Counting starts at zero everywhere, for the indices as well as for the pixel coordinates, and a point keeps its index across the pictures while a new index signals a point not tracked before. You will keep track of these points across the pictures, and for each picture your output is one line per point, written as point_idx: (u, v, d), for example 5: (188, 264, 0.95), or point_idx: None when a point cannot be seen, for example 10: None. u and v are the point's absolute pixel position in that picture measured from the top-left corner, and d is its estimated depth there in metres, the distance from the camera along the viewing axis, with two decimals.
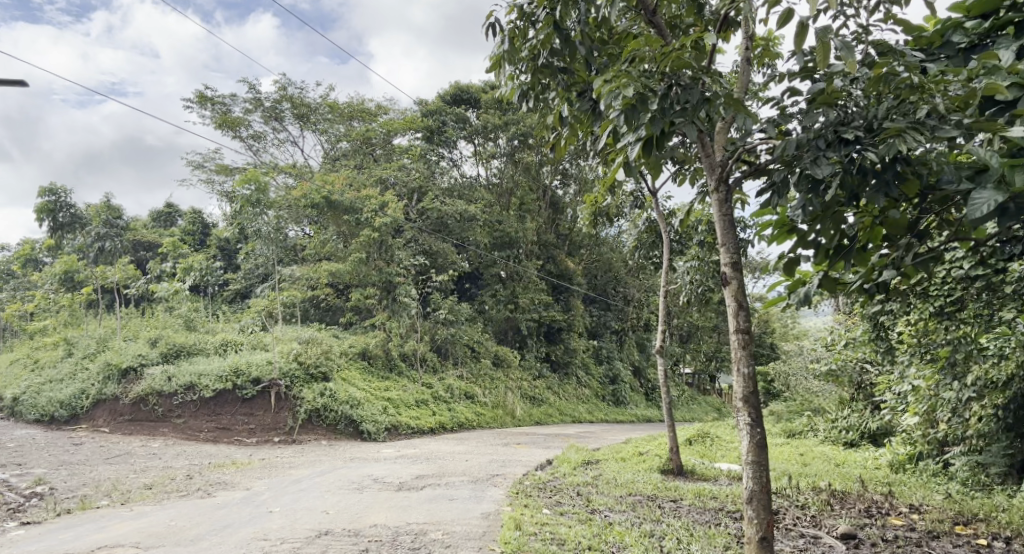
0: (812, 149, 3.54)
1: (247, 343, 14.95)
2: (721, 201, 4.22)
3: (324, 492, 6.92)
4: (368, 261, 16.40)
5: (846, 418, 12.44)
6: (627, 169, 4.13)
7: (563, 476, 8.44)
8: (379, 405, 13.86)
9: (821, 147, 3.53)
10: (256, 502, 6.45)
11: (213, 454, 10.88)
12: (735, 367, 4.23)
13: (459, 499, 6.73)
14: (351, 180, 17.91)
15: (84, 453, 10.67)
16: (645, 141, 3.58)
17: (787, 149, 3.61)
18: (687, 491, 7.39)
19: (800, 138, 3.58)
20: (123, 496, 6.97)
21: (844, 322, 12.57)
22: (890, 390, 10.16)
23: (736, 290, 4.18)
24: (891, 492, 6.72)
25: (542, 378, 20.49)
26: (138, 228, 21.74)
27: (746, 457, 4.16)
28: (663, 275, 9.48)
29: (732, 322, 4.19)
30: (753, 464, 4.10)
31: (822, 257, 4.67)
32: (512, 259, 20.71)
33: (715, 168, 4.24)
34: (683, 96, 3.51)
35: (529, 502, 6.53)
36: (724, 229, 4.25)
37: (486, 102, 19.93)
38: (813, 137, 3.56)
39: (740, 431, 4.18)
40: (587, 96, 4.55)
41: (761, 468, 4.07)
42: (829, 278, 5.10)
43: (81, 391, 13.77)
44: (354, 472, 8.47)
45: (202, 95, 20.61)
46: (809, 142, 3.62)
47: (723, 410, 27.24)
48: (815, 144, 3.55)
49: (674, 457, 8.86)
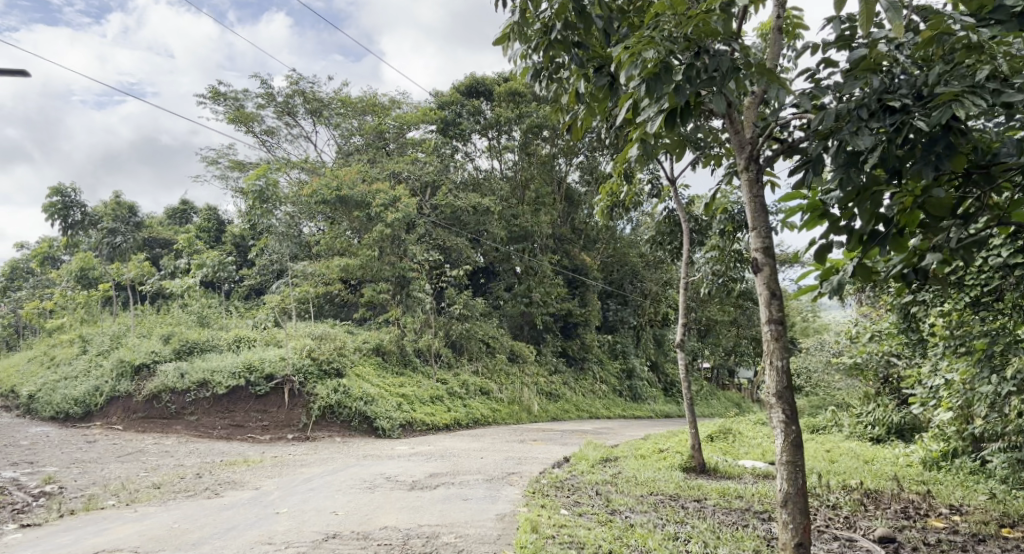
0: (854, 118, 3.25)
1: (260, 339, 14.80)
2: (751, 182, 3.92)
3: (334, 491, 6.71)
4: (380, 257, 16.17)
5: (871, 413, 12.05)
6: (645, 147, 3.87)
7: (581, 474, 8.19)
8: (394, 401, 13.69)
9: (864, 116, 3.24)
10: (264, 503, 6.26)
11: (225, 451, 10.74)
12: (767, 360, 3.94)
13: (474, 499, 6.49)
14: (364, 174, 17.74)
15: (97, 450, 10.58)
16: (668, 113, 3.33)
17: (826, 120, 3.32)
18: (711, 490, 7.11)
19: (841, 108, 3.29)
20: (130, 496, 6.82)
21: (870, 315, 12.17)
22: (920, 384, 9.78)
23: (768, 278, 3.89)
24: (927, 492, 6.41)
25: (558, 374, 20.22)
26: (154, 225, 21.73)
27: (780, 458, 3.88)
28: (682, 267, 9.13)
29: (764, 311, 3.91)
30: (788, 465, 3.82)
31: (854, 243, 4.34)
32: (527, 252, 20.42)
33: (743, 146, 3.96)
34: (712, 64, 3.23)
35: (546, 502, 6.28)
36: (754, 212, 3.96)
37: (500, 94, 19.67)
38: (856, 106, 3.27)
39: (773, 428, 3.90)
40: (604, 71, 4.28)
41: (796, 469, 3.79)
42: (863, 267, 4.79)
43: (95, 388, 13.73)
44: (366, 469, 8.26)
45: (215, 91, 20.55)
46: (850, 113, 3.33)
47: (743, 405, 26.81)
48: (857, 114, 3.26)
49: (696, 454, 8.59)
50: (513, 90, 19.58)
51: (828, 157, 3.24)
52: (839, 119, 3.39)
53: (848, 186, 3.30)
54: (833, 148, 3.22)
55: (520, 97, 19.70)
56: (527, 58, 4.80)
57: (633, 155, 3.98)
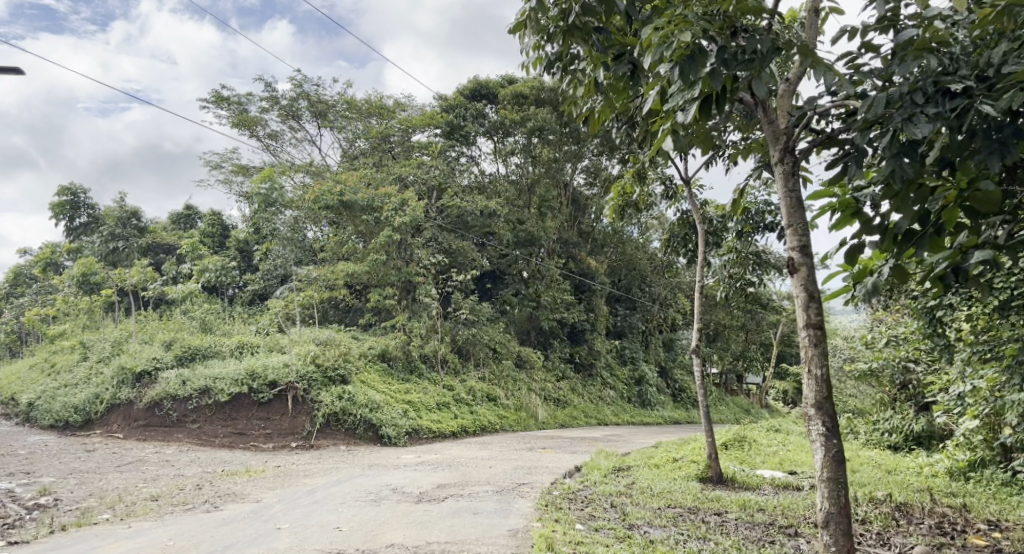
0: (907, 104, 3.05)
1: (263, 345, 14.56)
2: (786, 175, 3.68)
3: (338, 505, 6.43)
4: (386, 262, 16.06)
5: (889, 420, 11.71)
6: (674, 139, 3.64)
7: (594, 485, 7.89)
8: (400, 408, 13.41)
9: (919, 102, 3.04)
10: (265, 517, 5.98)
11: (227, 461, 10.47)
12: (804, 367, 3.70)
13: (485, 512, 6.22)
14: (369, 178, 17.51)
15: (95, 460, 10.33)
16: (701, 100, 3.09)
17: (875, 106, 3.12)
18: (731, 502, 6.83)
19: (893, 93, 3.10)
20: (126, 509, 6.55)
21: (888, 319, 11.82)
22: (944, 391, 9.43)
23: (804, 279, 3.66)
24: (961, 505, 6.10)
25: (566, 380, 19.92)
26: (158, 230, 21.53)
27: (819, 474, 3.65)
28: (697, 272, 8.81)
29: (801, 316, 3.67)
30: (829, 482, 3.59)
31: (888, 242, 4.07)
32: (534, 257, 20.13)
33: (778, 137, 3.73)
34: (752, 45, 3.00)
35: (560, 516, 6.01)
36: (789, 208, 3.72)
37: (505, 97, 19.44)
38: (909, 91, 3.08)
39: (812, 442, 3.67)
40: (626, 58, 4.03)
41: (838, 486, 3.56)
42: (899, 267, 4.50)
43: (95, 396, 13.49)
44: (371, 480, 7.98)
45: (218, 95, 20.34)
46: (901, 98, 3.13)
47: (752, 411, 26.45)
48: (910, 99, 3.07)
49: (713, 464, 8.30)
50: (518, 91, 19.34)
51: (877, 147, 3.04)
52: (888, 106, 3.19)
53: (898, 178, 3.10)
54: (883, 137, 3.02)
55: (525, 100, 19.48)
56: (541, 49, 4.60)
57: (661, 147, 3.77)
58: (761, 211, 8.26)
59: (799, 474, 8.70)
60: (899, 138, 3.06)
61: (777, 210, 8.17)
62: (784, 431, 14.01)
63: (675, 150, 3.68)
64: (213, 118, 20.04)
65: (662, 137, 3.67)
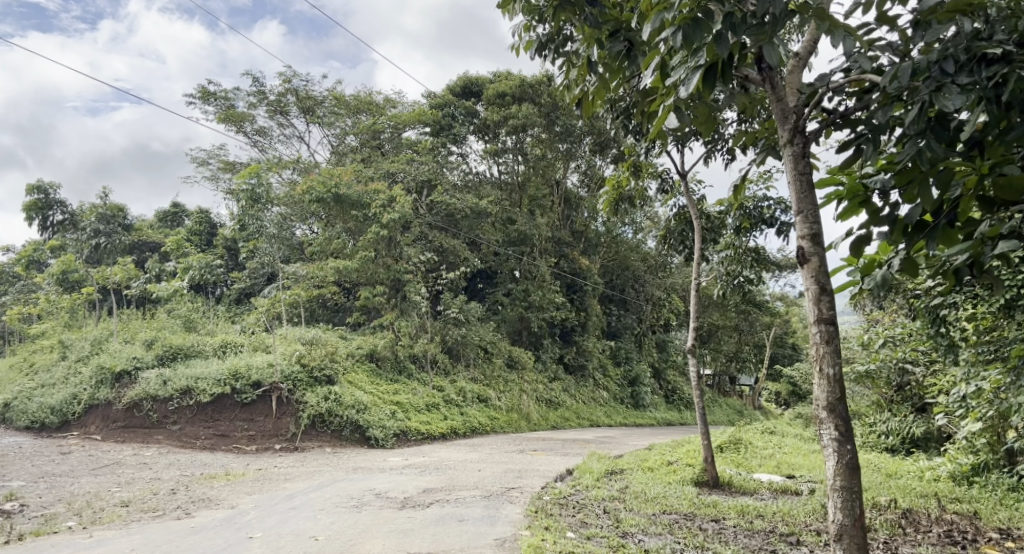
0: (936, 74, 2.89)
1: (248, 344, 14.20)
2: (795, 155, 3.45)
3: (317, 511, 6.13)
4: (376, 259, 15.87)
5: (885, 422, 11.47)
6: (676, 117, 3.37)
7: (586, 489, 7.60)
8: (388, 409, 13.09)
9: (949, 71, 2.89)
10: (237, 525, 5.67)
11: (206, 463, 10.13)
12: (814, 366, 3.45)
13: (471, 520, 5.91)
14: (359, 174, 17.19)
15: (70, 462, 9.97)
16: (706, 71, 2.84)
17: (899, 76, 2.96)
18: (728, 508, 6.54)
19: (921, 62, 2.93)
20: (93, 516, 6.23)
21: (885, 319, 11.57)
22: (946, 393, 9.16)
23: (816, 270, 3.41)
24: (970, 512, 5.82)
25: (558, 381, 19.62)
26: (143, 228, 21.12)
27: (831, 482, 3.40)
28: (692, 268, 8.53)
29: (812, 309, 3.41)
30: (842, 490, 3.33)
31: (898, 233, 3.87)
32: (525, 256, 19.77)
33: (785, 117, 3.53)
34: (763, 8, 2.76)
35: (550, 523, 5.72)
36: (799, 190, 3.48)
37: (490, 95, 19.09)
38: (938, 60, 2.91)
39: (823, 448, 3.42)
40: (622, 34, 3.76)
41: (853, 496, 3.31)
42: (910, 260, 4.25)
43: (74, 396, 13.11)
44: (355, 485, 7.66)
45: (204, 90, 19.97)
46: (929, 67, 2.95)
47: (745, 413, 26.23)
48: (939, 68, 2.91)
49: (709, 468, 8.01)
50: (502, 90, 18.94)
51: (903, 121, 2.87)
52: (911, 77, 3.03)
53: (924, 155, 2.93)
54: (909, 110, 2.85)
55: (509, 99, 19.04)
56: (531, 31, 4.45)
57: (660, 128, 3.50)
58: (759, 204, 7.91)
59: (798, 478, 8.44)
60: (926, 110, 2.89)
61: (777, 205, 7.86)
62: (779, 433, 13.77)
63: (677, 130, 3.41)
64: (199, 113, 19.71)
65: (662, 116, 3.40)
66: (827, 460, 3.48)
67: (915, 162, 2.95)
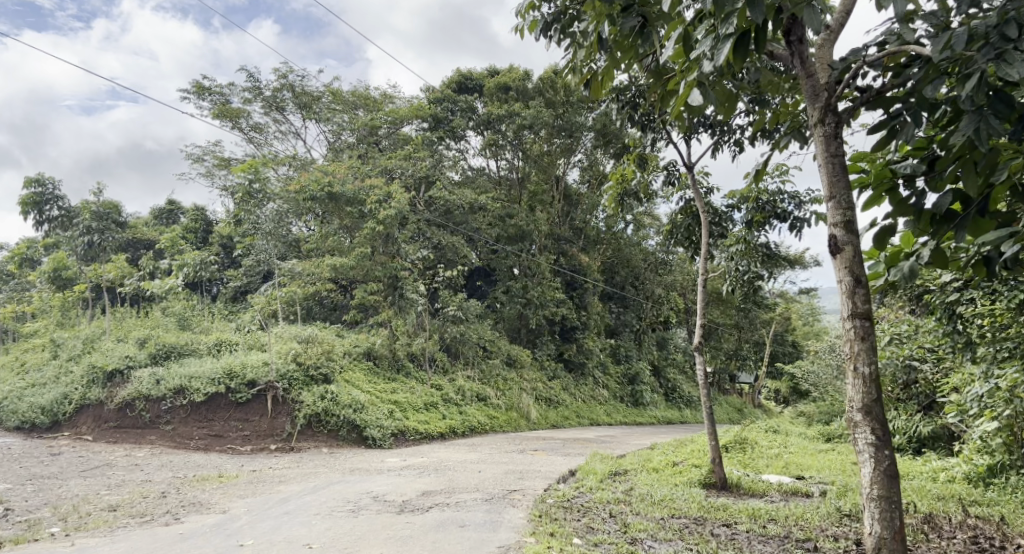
0: (996, 40, 2.87)
1: (242, 343, 13.95)
2: (827, 137, 3.48)
3: (312, 516, 5.89)
4: (373, 256, 15.61)
5: (892, 422, 11.24)
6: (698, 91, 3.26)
7: (591, 491, 7.36)
8: (385, 408, 12.84)
9: (1009, 38, 2.87)
10: (228, 532, 5.43)
11: (200, 464, 9.87)
12: (848, 366, 3.53)
13: (473, 525, 5.68)
14: (356, 170, 16.95)
15: (59, 464, 9.71)
16: (738, 37, 2.77)
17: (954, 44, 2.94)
18: (739, 511, 6.30)
19: (979, 28, 2.91)
20: (78, 521, 5.99)
21: (893, 316, 11.31)
22: (958, 391, 8.91)
23: (851, 264, 3.47)
24: (995, 517, 5.56)
25: (558, 379, 19.35)
26: (137, 226, 20.83)
27: (869, 492, 3.48)
28: (700, 263, 8.23)
29: (847, 304, 3.47)
30: (881, 499, 3.41)
31: (925, 221, 3.91)
32: (525, 253, 19.50)
33: (819, 94, 3.53)
34: None
35: (555, 528, 5.50)
36: (831, 176, 3.51)
37: (489, 90, 18.86)
38: (998, 25, 2.89)
39: (860, 455, 3.50)
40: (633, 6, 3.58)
41: (892, 505, 3.39)
42: (940, 251, 4.03)
43: (64, 396, 12.83)
44: (351, 487, 7.41)
45: (199, 85, 19.69)
46: (984, 34, 2.94)
47: (746, 411, 25.98)
48: (999, 33, 2.89)
49: (717, 469, 7.78)
50: (503, 84, 18.78)
51: (963, 93, 2.87)
52: (964, 48, 3.02)
53: (982, 133, 2.94)
54: (970, 81, 2.85)
55: (510, 93, 18.91)
56: (536, 10, 4.23)
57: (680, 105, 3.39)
58: (772, 199, 7.65)
59: (808, 480, 8.19)
60: (987, 81, 2.89)
61: (790, 198, 7.62)
62: (783, 432, 13.54)
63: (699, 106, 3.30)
64: (194, 109, 19.45)
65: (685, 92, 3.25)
66: (861, 467, 3.55)
67: (971, 140, 2.94)
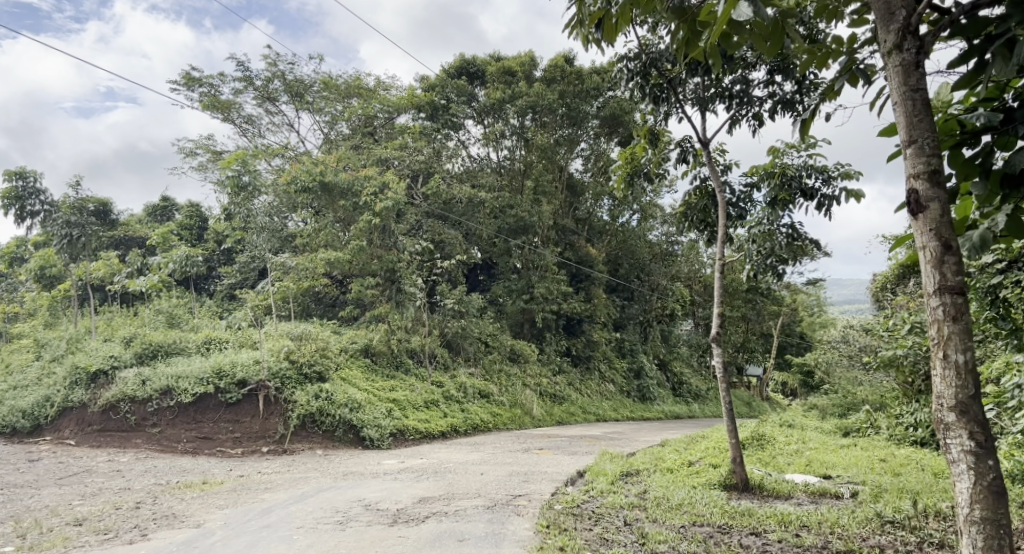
0: None
1: (233, 340, 13.42)
2: (903, 65, 3.37)
3: (295, 530, 5.32)
4: (369, 248, 15.04)
5: (914, 413, 10.72)
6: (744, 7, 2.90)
7: (603, 495, 6.77)
8: (383, 407, 12.23)
9: None
10: (197, 550, 4.88)
11: (185, 470, 9.28)
12: (937, 354, 3.30)
13: (473, 539, 5.08)
14: (350, 160, 16.40)
15: (36, 471, 9.14)
16: None
17: None
18: (766, 517, 5.70)
19: None
20: (36, 538, 5.41)
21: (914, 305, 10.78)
22: (992, 382, 8.27)
23: (939, 230, 3.27)
24: None
25: (563, 374, 18.77)
26: (130, 223, 20.25)
27: (967, 511, 3.23)
28: (717, 248, 7.62)
29: (934, 276, 3.26)
30: (986, 520, 3.17)
31: (996, 182, 3.36)
32: (529, 245, 18.59)
33: (895, 16, 3.41)
34: None
35: (565, 542, 4.92)
36: (909, 114, 3.35)
37: (491, 75, 18.14)
38: None
39: (957, 467, 3.24)
40: None
41: (998, 525, 3.16)
42: (1017, 220, 3.43)
43: (45, 399, 12.24)
44: (342, 495, 6.81)
45: (188, 77, 19.04)
46: None
47: (755, 404, 25.40)
48: None
49: (738, 469, 7.19)
50: (505, 69, 18.13)
51: None
52: None
53: None
54: None
55: (512, 78, 18.23)
56: None
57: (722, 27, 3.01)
58: (799, 175, 7.07)
59: (836, 479, 7.58)
60: None
61: (816, 172, 7.02)
62: (798, 426, 12.96)
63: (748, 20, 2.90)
64: (183, 101, 18.84)
65: (729, 10, 2.97)
66: (956, 482, 3.30)
67: None
